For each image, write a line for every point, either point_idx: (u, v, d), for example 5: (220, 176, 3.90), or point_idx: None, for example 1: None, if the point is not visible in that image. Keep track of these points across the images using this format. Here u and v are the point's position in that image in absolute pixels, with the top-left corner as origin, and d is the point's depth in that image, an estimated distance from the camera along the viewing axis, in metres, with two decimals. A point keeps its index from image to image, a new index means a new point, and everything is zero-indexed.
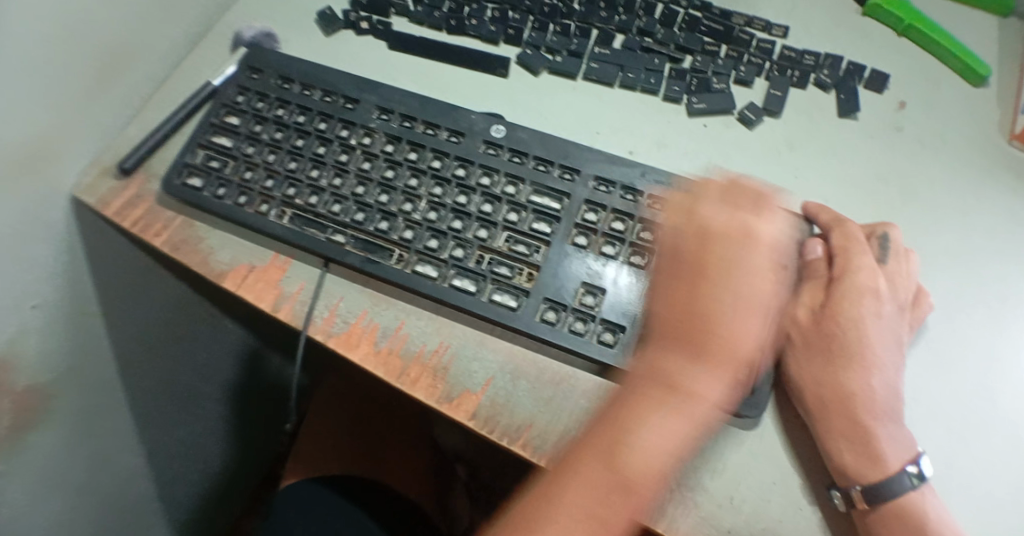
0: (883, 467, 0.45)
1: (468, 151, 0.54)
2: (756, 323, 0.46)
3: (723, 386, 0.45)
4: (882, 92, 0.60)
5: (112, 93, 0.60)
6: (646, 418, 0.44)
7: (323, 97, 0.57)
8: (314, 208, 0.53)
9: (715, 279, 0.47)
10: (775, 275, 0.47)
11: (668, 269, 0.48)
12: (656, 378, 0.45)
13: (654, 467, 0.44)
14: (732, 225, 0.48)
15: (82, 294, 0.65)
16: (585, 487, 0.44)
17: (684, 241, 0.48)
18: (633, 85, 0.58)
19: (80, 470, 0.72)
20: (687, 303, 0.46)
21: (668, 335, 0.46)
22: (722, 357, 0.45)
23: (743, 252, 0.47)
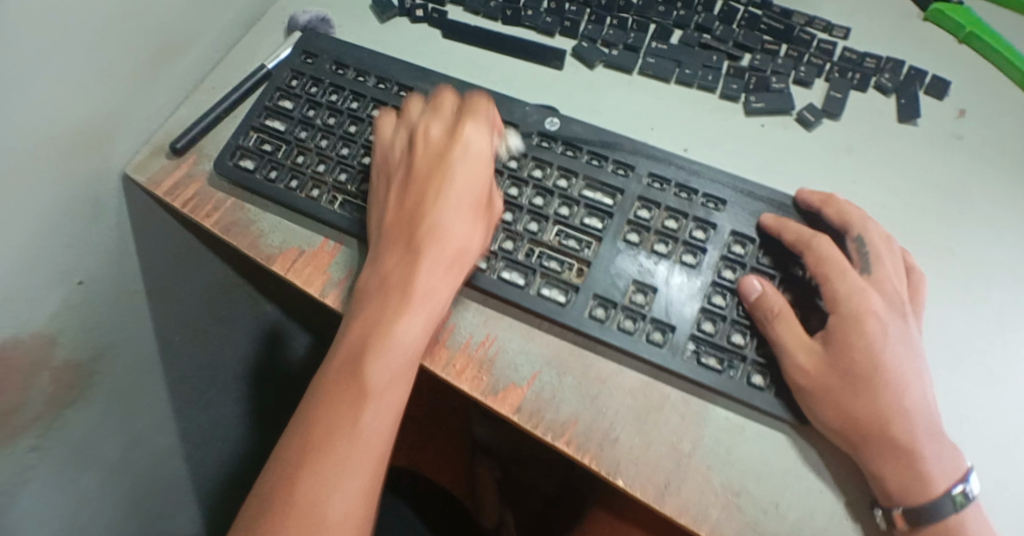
0: (933, 492, 0.42)
1: (522, 142, 0.53)
2: (463, 227, 0.47)
3: (443, 290, 0.46)
4: (943, 99, 0.58)
5: (167, 73, 0.61)
6: (382, 313, 0.45)
7: (376, 84, 0.56)
8: (365, 195, 0.53)
9: (434, 191, 0.47)
10: (469, 181, 0.47)
11: (393, 181, 0.49)
12: (385, 283, 0.46)
13: (387, 379, 0.43)
14: (450, 136, 0.48)
15: (127, 272, 0.66)
16: (329, 392, 0.42)
17: (421, 149, 0.48)
18: (690, 82, 0.57)
19: (116, 445, 0.73)
20: (397, 211, 0.48)
21: (395, 240, 0.47)
22: (440, 258, 0.46)
23: (445, 161, 0.48)
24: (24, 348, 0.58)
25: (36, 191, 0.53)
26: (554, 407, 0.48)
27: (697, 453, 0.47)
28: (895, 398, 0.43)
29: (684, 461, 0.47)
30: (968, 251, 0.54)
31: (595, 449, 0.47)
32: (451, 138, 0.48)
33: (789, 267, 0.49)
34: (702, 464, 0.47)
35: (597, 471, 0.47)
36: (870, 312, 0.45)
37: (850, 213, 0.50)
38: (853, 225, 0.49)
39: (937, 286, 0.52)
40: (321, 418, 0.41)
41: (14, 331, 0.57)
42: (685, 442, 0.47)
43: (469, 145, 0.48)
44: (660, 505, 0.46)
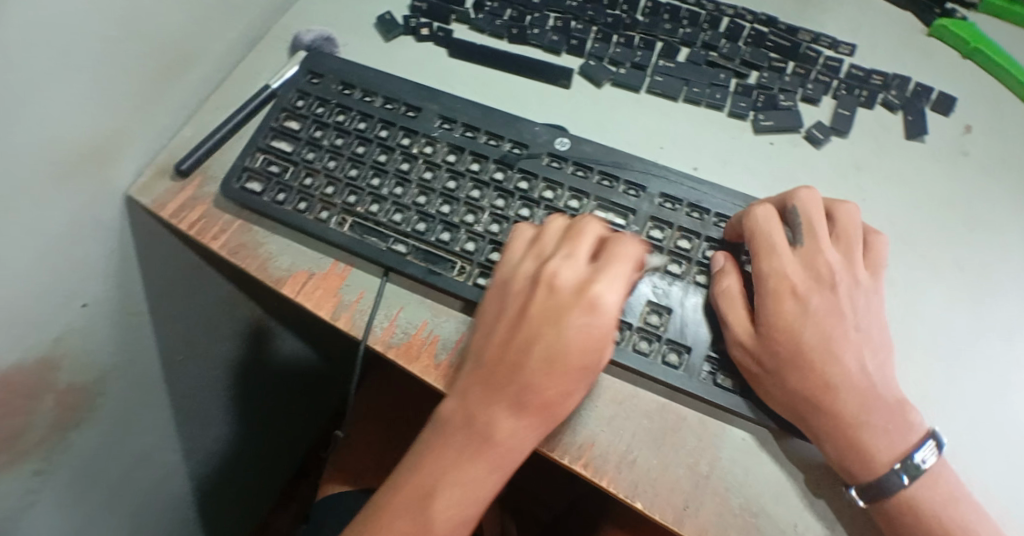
0: (877, 466, 0.43)
1: (533, 163, 0.53)
2: (568, 386, 0.44)
3: (523, 446, 0.44)
4: (949, 114, 0.59)
5: (170, 93, 0.60)
6: (463, 463, 0.43)
7: (384, 104, 0.56)
8: (375, 217, 0.52)
9: (539, 336, 0.44)
10: (588, 333, 0.44)
11: (498, 303, 0.47)
12: (470, 423, 0.44)
13: (453, 518, 0.43)
14: (570, 283, 0.45)
15: (130, 294, 0.65)
16: (395, 522, 0.43)
17: (521, 288, 0.46)
18: (699, 101, 0.57)
19: (117, 468, 0.72)
20: (505, 344, 0.45)
21: (486, 374, 0.45)
22: (530, 412, 0.44)
23: (562, 314, 0.44)
24: (28, 373, 0.57)
25: (39, 215, 0.53)
26: (571, 430, 0.48)
27: (715, 473, 0.47)
28: (822, 377, 0.44)
29: (702, 482, 0.46)
30: (976, 265, 0.54)
31: (612, 471, 0.47)
32: (585, 295, 0.44)
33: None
34: (720, 484, 0.46)
35: (614, 494, 0.46)
36: (790, 289, 0.46)
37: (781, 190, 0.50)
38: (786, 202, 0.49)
39: (948, 301, 0.52)
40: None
41: (17, 357, 0.56)
42: (702, 463, 0.47)
43: (600, 303, 0.44)
44: (679, 526, 0.45)
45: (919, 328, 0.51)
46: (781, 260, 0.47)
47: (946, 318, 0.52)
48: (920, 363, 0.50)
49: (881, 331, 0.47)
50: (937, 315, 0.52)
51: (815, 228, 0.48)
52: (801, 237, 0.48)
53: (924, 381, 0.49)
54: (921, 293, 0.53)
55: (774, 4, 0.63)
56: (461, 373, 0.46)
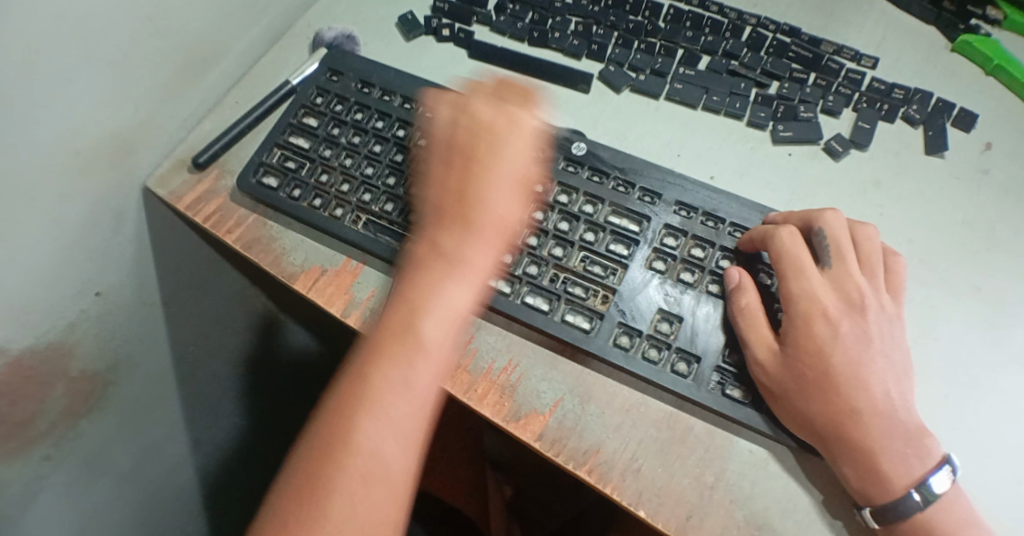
0: (894, 490, 0.43)
1: (548, 167, 0.53)
2: (510, 203, 0.48)
3: (491, 261, 0.47)
4: (970, 132, 0.58)
5: (191, 87, 0.60)
6: (441, 282, 0.45)
7: (402, 104, 0.56)
8: (389, 215, 0.53)
9: (486, 167, 0.48)
10: (512, 145, 0.49)
11: (441, 155, 0.50)
12: (443, 250, 0.46)
13: (442, 341, 0.44)
14: (463, 116, 0.50)
15: (145, 284, 0.65)
16: (381, 365, 0.43)
17: (447, 126, 0.50)
18: (718, 109, 0.56)
19: (126, 457, 0.72)
20: (456, 178, 0.48)
21: (443, 211, 0.48)
22: (490, 235, 0.47)
23: (486, 139, 0.49)
24: (40, 358, 0.58)
25: (56, 202, 0.53)
26: (578, 436, 0.47)
27: (721, 485, 0.46)
28: (847, 399, 0.44)
29: (709, 493, 0.46)
30: (994, 286, 0.53)
31: (617, 479, 0.46)
32: (501, 117, 0.49)
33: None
34: (726, 496, 0.46)
35: (618, 502, 0.46)
36: (819, 312, 0.46)
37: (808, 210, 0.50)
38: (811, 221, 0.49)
39: (965, 321, 0.52)
40: (373, 367, 0.43)
41: (30, 341, 0.56)
42: (708, 474, 0.47)
43: (516, 120, 0.49)
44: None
45: (933, 347, 0.51)
46: (811, 282, 0.47)
47: (961, 338, 0.51)
48: (933, 383, 0.49)
49: (905, 356, 0.47)
50: (952, 334, 0.51)
51: (843, 250, 0.48)
52: (829, 258, 0.48)
53: (934, 401, 0.49)
54: (936, 312, 0.52)
55: (796, 15, 0.62)
56: (421, 217, 0.49)
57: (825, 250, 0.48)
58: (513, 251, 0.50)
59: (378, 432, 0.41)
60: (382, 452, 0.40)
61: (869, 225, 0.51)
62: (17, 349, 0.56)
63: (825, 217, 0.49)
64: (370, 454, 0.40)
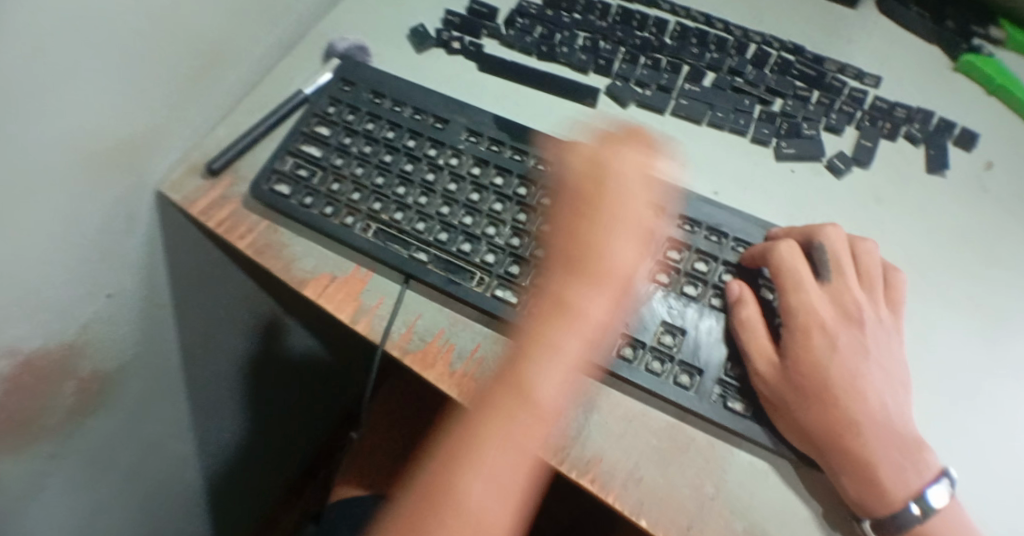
0: (892, 502, 0.44)
1: (555, 180, 0.54)
2: (631, 251, 0.49)
3: (619, 307, 0.49)
4: (971, 150, 0.59)
5: (205, 94, 0.61)
6: (562, 336, 0.47)
7: (413, 115, 0.58)
8: (398, 224, 0.54)
9: (615, 220, 0.50)
10: (631, 183, 0.51)
11: (570, 199, 0.52)
12: (559, 301, 0.48)
13: (552, 394, 0.46)
14: (593, 165, 0.52)
15: (155, 286, 0.66)
16: (507, 420, 0.45)
17: (572, 172, 0.52)
18: (722, 125, 0.57)
19: (132, 456, 0.73)
20: (572, 232, 0.50)
21: (567, 263, 0.49)
22: (607, 282, 0.48)
23: (605, 186, 0.51)
24: (50, 358, 0.59)
25: (72, 204, 0.54)
26: (581, 444, 0.48)
27: (721, 495, 0.47)
28: (845, 411, 0.45)
29: (709, 503, 0.47)
30: (992, 303, 0.54)
31: (619, 488, 0.47)
32: (611, 161, 0.51)
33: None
34: (725, 506, 0.47)
35: (620, 511, 0.47)
36: (818, 325, 0.47)
37: (808, 226, 0.51)
38: (811, 237, 0.51)
39: (963, 338, 0.53)
40: (486, 424, 0.45)
41: (41, 341, 0.57)
42: (709, 485, 0.47)
43: (621, 165, 0.51)
44: None
45: (929, 364, 0.51)
46: (809, 296, 0.48)
47: (960, 355, 0.52)
48: (929, 399, 0.50)
49: (901, 370, 0.48)
50: (948, 350, 0.52)
51: (842, 265, 0.50)
52: (828, 272, 0.50)
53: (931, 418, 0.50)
54: (933, 329, 0.53)
55: (800, 33, 0.64)
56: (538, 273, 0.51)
57: (824, 265, 0.50)
58: (519, 261, 0.52)
59: (479, 485, 0.44)
60: (478, 497, 0.44)
61: (870, 240, 0.52)
62: (28, 348, 0.56)
63: (825, 233, 0.51)
64: (472, 508, 0.43)
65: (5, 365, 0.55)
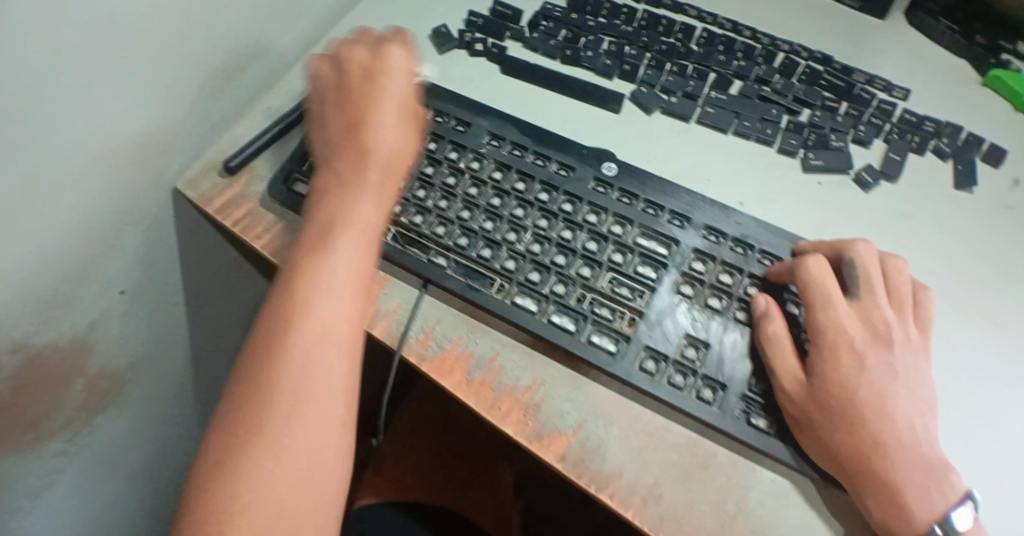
0: (916, 524, 0.42)
1: (578, 187, 0.53)
2: (396, 128, 0.48)
3: (388, 190, 0.47)
4: (999, 167, 0.58)
5: (223, 90, 0.61)
6: (351, 200, 0.46)
7: (433, 116, 0.56)
8: (417, 228, 0.52)
9: (373, 117, 0.48)
10: (396, 79, 0.49)
11: (337, 92, 0.50)
12: (338, 182, 0.46)
13: (343, 266, 0.43)
14: (365, 64, 0.50)
15: (168, 283, 0.66)
16: (301, 284, 0.42)
17: (342, 73, 0.50)
18: (748, 135, 0.56)
19: (140, 453, 0.73)
20: (342, 109, 0.49)
21: (343, 147, 0.48)
22: (378, 165, 0.47)
23: (374, 78, 0.49)
24: (60, 355, 0.58)
25: (86, 200, 0.54)
26: (601, 458, 0.47)
27: (741, 514, 0.46)
28: (873, 430, 0.43)
29: (729, 522, 0.46)
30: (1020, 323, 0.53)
31: (638, 504, 0.46)
32: (376, 56, 0.50)
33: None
34: (746, 525, 0.46)
35: (639, 528, 0.46)
36: (846, 342, 0.46)
37: (839, 242, 0.50)
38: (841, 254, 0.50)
39: (990, 358, 0.51)
40: (293, 298, 0.42)
41: (51, 337, 0.56)
42: (730, 503, 0.46)
43: (394, 60, 0.50)
44: None
45: (955, 386, 0.50)
46: (839, 313, 0.47)
47: (987, 376, 0.51)
48: (957, 421, 0.49)
49: (931, 392, 0.47)
50: (977, 370, 0.51)
51: (873, 283, 0.48)
52: (858, 289, 0.48)
53: (957, 440, 0.48)
54: (960, 348, 0.52)
55: (828, 42, 0.63)
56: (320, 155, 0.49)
57: (855, 283, 0.49)
58: (540, 269, 0.51)
59: (304, 361, 0.40)
60: (308, 391, 0.39)
61: (900, 258, 0.51)
62: (38, 345, 0.55)
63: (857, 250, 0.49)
64: (297, 391, 0.39)
65: (14, 361, 0.54)
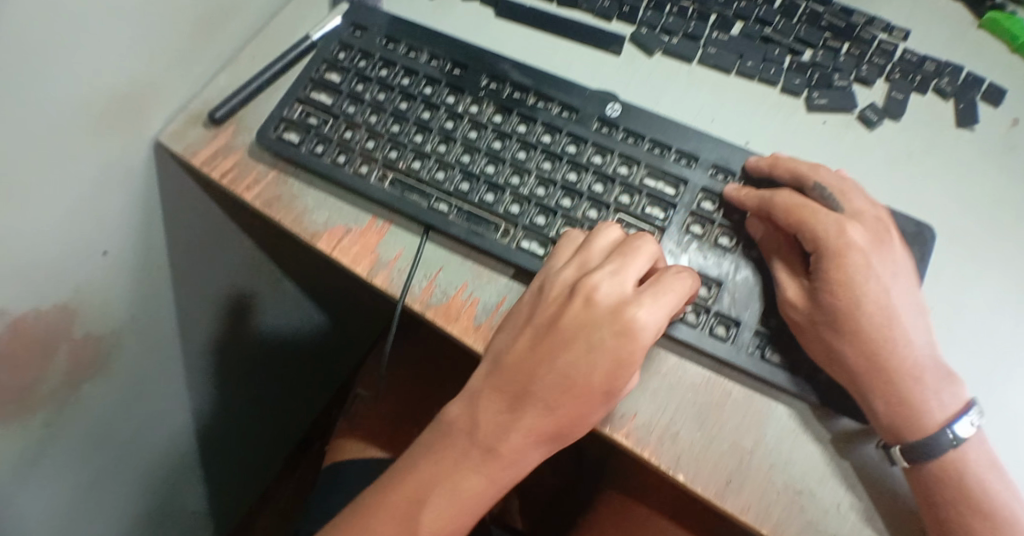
0: (932, 425, 0.43)
1: (581, 128, 0.52)
2: (591, 404, 0.43)
3: (524, 459, 0.44)
4: (999, 107, 0.57)
5: (206, 40, 0.58)
6: (466, 466, 0.44)
7: (429, 61, 0.55)
8: (417, 173, 0.51)
9: (548, 398, 0.43)
10: (618, 353, 0.42)
11: (538, 314, 0.45)
12: (473, 424, 0.44)
13: (441, 533, 0.43)
14: (623, 333, 0.43)
15: (153, 244, 0.63)
16: (386, 516, 0.44)
17: (556, 297, 0.45)
18: (752, 75, 0.55)
19: (127, 427, 0.70)
20: (523, 349, 0.45)
21: (513, 388, 0.44)
22: (540, 433, 0.43)
23: (585, 331, 0.43)
24: (43, 321, 0.55)
25: (69, 155, 0.51)
26: (612, 399, 0.47)
27: (758, 450, 0.46)
28: (887, 335, 0.44)
29: (747, 459, 0.46)
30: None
31: (654, 444, 0.46)
32: (614, 314, 0.43)
33: None
34: (764, 462, 0.46)
35: (656, 466, 0.45)
36: (852, 246, 0.45)
37: (797, 169, 0.49)
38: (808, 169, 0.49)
39: (997, 297, 0.51)
40: (369, 520, 0.44)
41: (32, 302, 0.53)
42: (745, 439, 0.46)
43: (632, 329, 0.42)
44: (721, 502, 0.45)
45: (966, 320, 0.50)
46: (835, 221, 0.46)
47: (997, 310, 0.50)
48: (968, 359, 0.49)
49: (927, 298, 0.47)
50: (983, 306, 0.51)
51: (846, 198, 0.48)
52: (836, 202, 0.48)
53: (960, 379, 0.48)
54: (967, 286, 0.51)
55: None
56: (483, 370, 0.46)
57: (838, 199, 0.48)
58: (546, 212, 0.50)
59: None
60: None
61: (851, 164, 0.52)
62: (19, 309, 0.52)
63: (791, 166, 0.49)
64: None
65: None
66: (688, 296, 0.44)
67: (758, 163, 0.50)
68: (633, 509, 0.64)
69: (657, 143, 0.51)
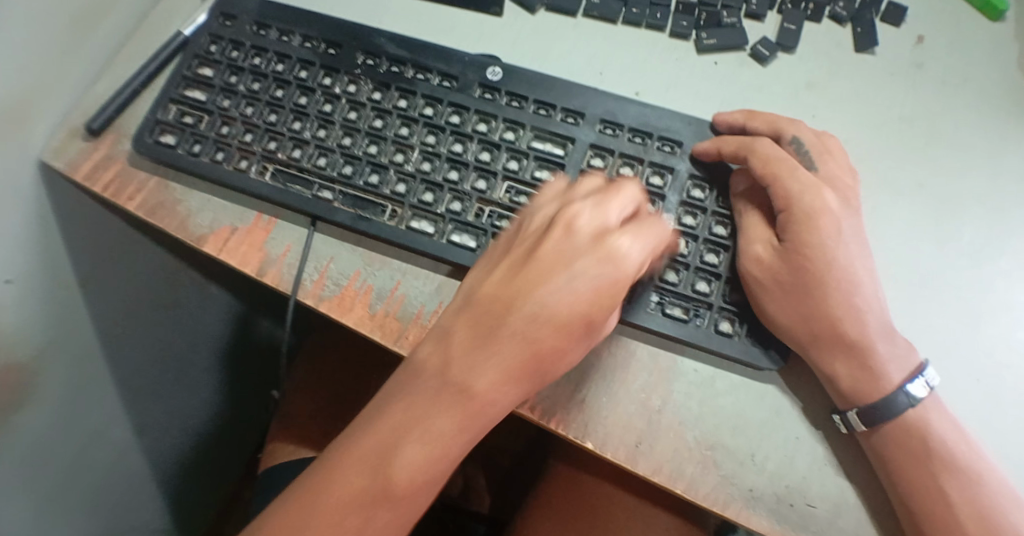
0: (889, 385, 0.42)
1: (463, 96, 0.50)
2: (564, 334, 0.39)
3: (506, 399, 0.40)
4: (901, 26, 0.55)
5: (76, 48, 0.55)
6: (433, 413, 0.39)
7: (302, 43, 0.52)
8: (297, 162, 0.49)
9: (520, 328, 0.39)
10: (599, 278, 0.39)
11: (509, 244, 0.42)
12: (445, 364, 0.40)
13: (417, 480, 0.39)
14: (605, 262, 0.39)
15: (57, 264, 0.60)
16: (355, 476, 0.39)
17: (536, 230, 0.42)
18: (638, 22, 0.54)
19: (66, 450, 0.68)
20: (498, 283, 0.40)
21: (483, 323, 0.40)
22: (513, 368, 0.39)
23: (562, 257, 0.40)
24: None
25: None
26: None
27: (668, 410, 0.45)
28: (844, 296, 0.43)
29: (657, 418, 0.45)
30: (930, 182, 0.51)
31: (561, 414, 0.45)
32: (594, 240, 0.40)
33: (712, 227, 0.47)
34: (675, 420, 0.45)
35: (565, 436, 0.45)
36: (824, 211, 0.44)
37: (766, 128, 0.49)
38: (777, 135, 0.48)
39: (906, 224, 0.49)
40: (337, 468, 0.39)
41: None
42: (655, 399, 0.45)
43: (611, 253, 0.40)
44: (634, 465, 0.44)
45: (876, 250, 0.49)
46: (814, 183, 0.45)
47: (908, 236, 0.49)
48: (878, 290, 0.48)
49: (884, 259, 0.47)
50: (891, 234, 0.49)
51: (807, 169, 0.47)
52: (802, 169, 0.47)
53: None
54: (876, 218, 0.50)
55: None
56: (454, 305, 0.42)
57: (807, 159, 0.47)
58: (433, 188, 0.48)
59: None
60: None
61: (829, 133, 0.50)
62: None
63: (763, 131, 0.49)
64: None
65: None
66: (665, 238, 0.41)
67: (732, 116, 0.49)
68: (581, 478, 0.64)
69: (543, 104, 0.49)
